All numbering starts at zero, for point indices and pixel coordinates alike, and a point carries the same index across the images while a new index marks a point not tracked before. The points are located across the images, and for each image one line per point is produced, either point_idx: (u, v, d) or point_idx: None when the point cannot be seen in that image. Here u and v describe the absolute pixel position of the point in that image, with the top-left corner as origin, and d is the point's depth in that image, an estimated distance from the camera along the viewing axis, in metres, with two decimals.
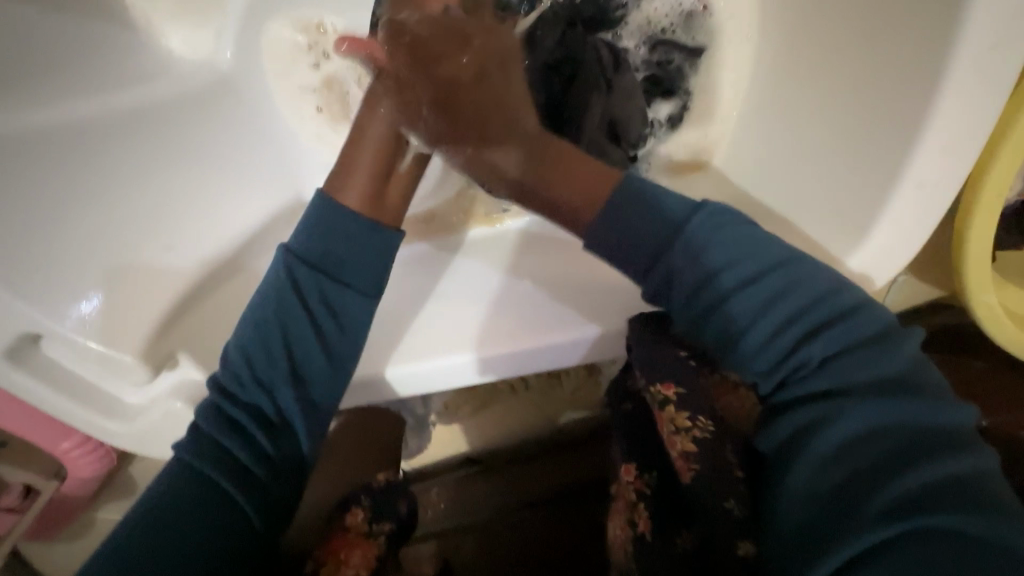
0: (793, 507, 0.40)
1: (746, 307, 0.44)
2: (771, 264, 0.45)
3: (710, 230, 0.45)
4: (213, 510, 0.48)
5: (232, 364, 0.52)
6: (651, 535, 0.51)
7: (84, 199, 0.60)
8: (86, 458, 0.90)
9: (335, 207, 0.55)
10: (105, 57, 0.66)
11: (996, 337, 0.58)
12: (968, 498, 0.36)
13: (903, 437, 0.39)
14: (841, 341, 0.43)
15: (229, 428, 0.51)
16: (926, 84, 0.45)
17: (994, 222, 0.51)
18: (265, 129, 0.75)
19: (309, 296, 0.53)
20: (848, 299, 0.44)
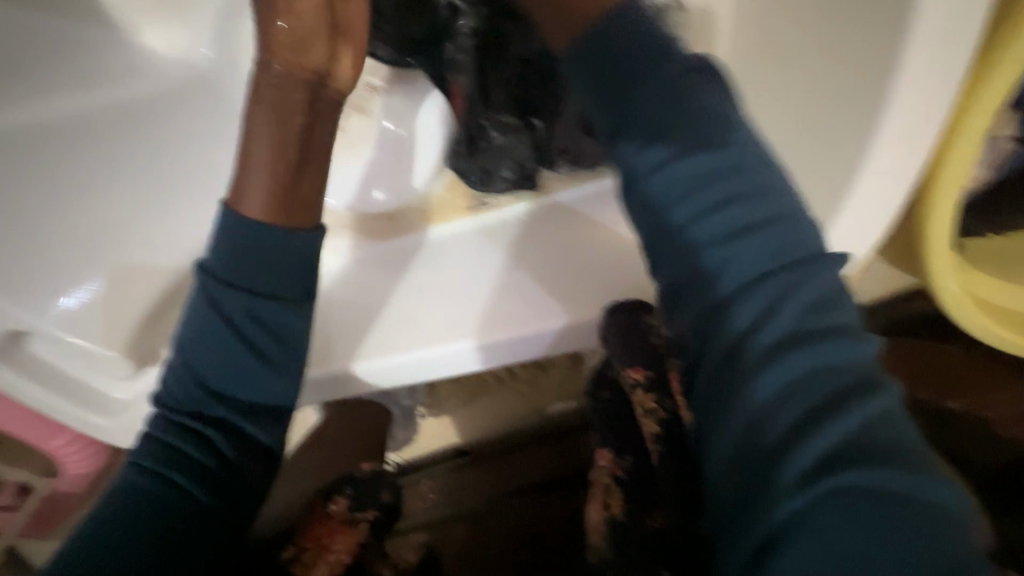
0: (722, 459, 0.36)
1: (747, 252, 0.38)
2: (770, 236, 0.38)
3: (672, 146, 0.41)
4: (175, 504, 0.49)
5: (176, 379, 0.53)
6: (625, 516, 0.54)
7: (65, 198, 0.60)
8: (77, 455, 0.90)
9: (243, 219, 0.50)
10: (82, 55, 0.66)
11: (958, 319, 0.60)
12: (880, 457, 0.33)
13: (831, 389, 0.35)
14: (786, 286, 0.37)
15: (187, 435, 0.52)
16: (885, 76, 0.46)
17: (954, 207, 0.52)
18: (245, 124, 0.74)
19: (234, 317, 0.51)
20: (796, 241, 0.39)
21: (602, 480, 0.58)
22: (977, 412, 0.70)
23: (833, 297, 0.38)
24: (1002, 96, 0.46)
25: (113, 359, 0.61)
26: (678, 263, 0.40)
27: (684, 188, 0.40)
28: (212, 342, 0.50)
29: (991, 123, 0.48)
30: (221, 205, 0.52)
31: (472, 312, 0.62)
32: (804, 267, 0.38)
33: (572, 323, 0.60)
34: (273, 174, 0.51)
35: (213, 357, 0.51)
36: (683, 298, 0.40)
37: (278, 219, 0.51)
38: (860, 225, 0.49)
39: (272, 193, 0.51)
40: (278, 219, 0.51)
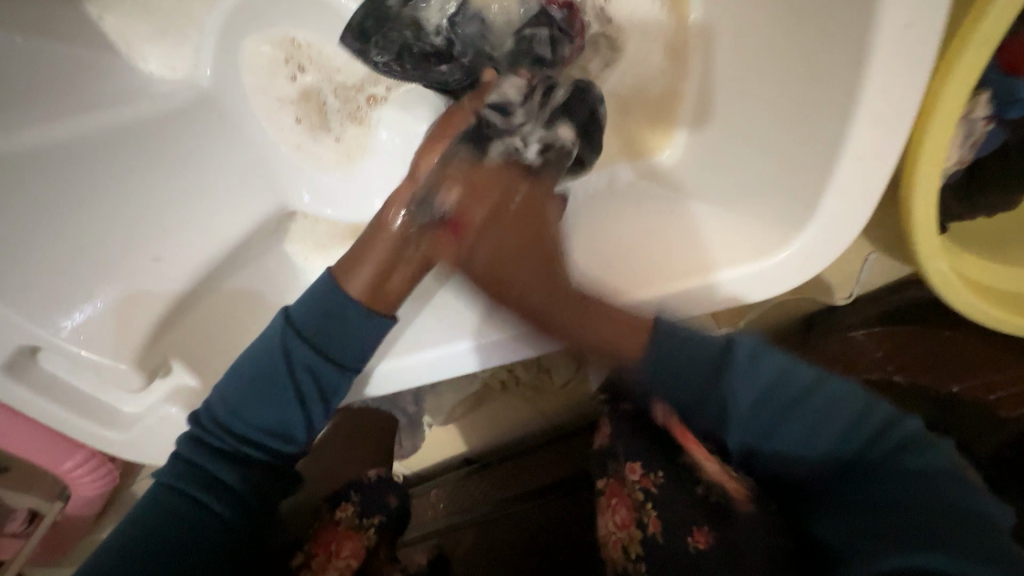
0: (834, 557, 0.47)
1: (747, 395, 0.52)
2: (775, 379, 0.52)
3: (715, 360, 0.53)
4: (198, 519, 0.56)
5: (217, 409, 0.58)
6: (662, 537, 0.56)
7: (74, 214, 0.62)
8: (87, 478, 0.91)
9: (343, 293, 0.58)
10: (90, 80, 0.69)
11: (947, 297, 0.60)
12: (960, 523, 0.43)
13: (865, 480, 0.49)
14: (814, 419, 0.51)
15: (215, 452, 0.57)
16: (855, 63, 0.48)
17: (936, 183, 0.53)
18: (247, 144, 0.78)
19: (300, 371, 0.58)
20: (807, 377, 0.52)
21: (634, 494, 0.59)
22: (975, 393, 0.71)
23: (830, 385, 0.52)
24: (970, 80, 0.48)
25: (124, 372, 0.62)
26: (699, 373, 0.53)
27: (704, 373, 0.53)
28: (271, 380, 0.57)
29: (964, 105, 0.49)
30: (327, 273, 0.60)
31: (472, 313, 0.62)
32: (815, 385, 0.51)
33: None
34: (375, 275, 0.60)
35: (268, 399, 0.57)
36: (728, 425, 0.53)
37: (369, 301, 0.59)
38: (841, 209, 0.51)
39: (376, 276, 0.60)
40: (369, 300, 0.59)
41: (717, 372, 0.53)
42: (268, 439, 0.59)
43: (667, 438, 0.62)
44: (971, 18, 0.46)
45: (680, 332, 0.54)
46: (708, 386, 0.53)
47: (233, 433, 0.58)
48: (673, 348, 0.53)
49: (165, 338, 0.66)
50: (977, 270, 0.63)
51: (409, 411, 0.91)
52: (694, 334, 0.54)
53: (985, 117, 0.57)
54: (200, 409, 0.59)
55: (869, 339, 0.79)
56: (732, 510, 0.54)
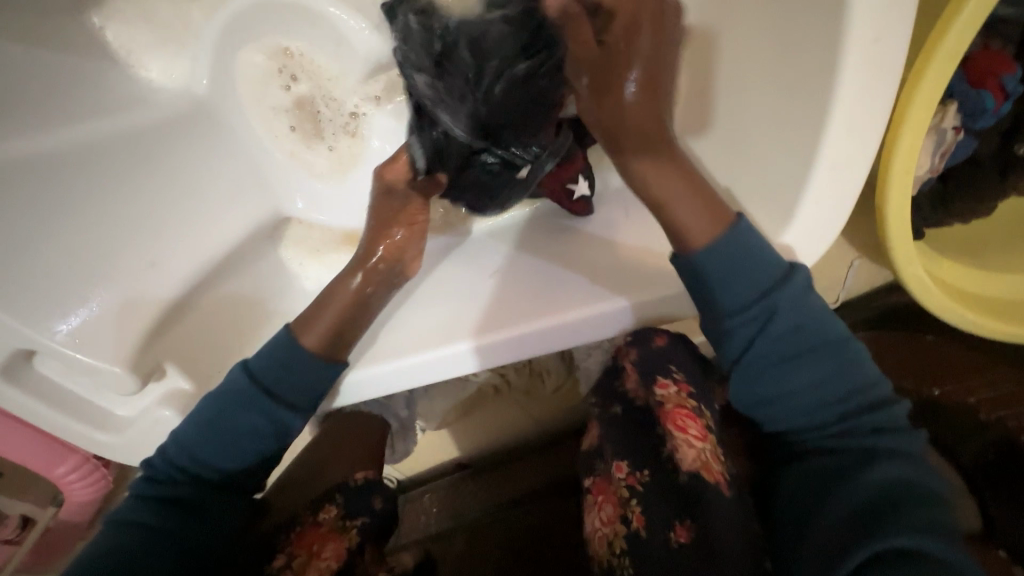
0: (819, 527, 0.48)
1: (776, 353, 0.52)
2: (812, 337, 0.52)
3: (782, 299, 0.51)
4: (147, 539, 0.58)
5: (177, 444, 0.62)
6: (646, 532, 0.54)
7: (71, 218, 0.63)
8: (81, 483, 0.91)
9: (296, 343, 0.63)
10: (88, 87, 0.70)
11: (924, 303, 0.62)
12: (918, 495, 0.47)
13: (849, 444, 0.51)
14: (825, 384, 0.52)
15: (174, 482, 0.62)
16: (826, 75, 0.49)
17: (908, 191, 0.54)
18: (241, 152, 0.79)
19: (254, 411, 0.61)
20: (837, 340, 0.53)
21: (619, 491, 0.58)
22: (958, 396, 0.71)
23: (856, 359, 0.53)
24: (937, 92, 0.50)
25: (117, 375, 0.63)
26: (751, 309, 0.52)
27: (755, 305, 0.52)
28: (223, 419, 0.61)
29: (932, 116, 0.51)
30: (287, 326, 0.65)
31: (458, 319, 0.64)
32: (844, 355, 0.53)
33: (578, 317, 0.59)
34: (336, 321, 0.64)
35: (227, 441, 0.61)
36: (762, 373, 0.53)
37: (323, 353, 0.63)
38: (818, 216, 0.52)
39: (335, 327, 0.64)
40: (321, 351, 0.63)
41: (768, 309, 0.52)
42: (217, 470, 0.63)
43: (649, 431, 0.60)
44: (938, 33, 0.48)
45: (750, 256, 0.51)
46: (762, 322, 0.52)
47: (187, 469, 0.62)
48: (724, 275, 0.52)
49: (160, 342, 0.67)
50: (951, 276, 0.65)
51: (400, 415, 0.91)
52: (769, 260, 0.51)
53: (955, 127, 0.59)
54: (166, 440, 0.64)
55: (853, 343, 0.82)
56: (698, 496, 0.52)
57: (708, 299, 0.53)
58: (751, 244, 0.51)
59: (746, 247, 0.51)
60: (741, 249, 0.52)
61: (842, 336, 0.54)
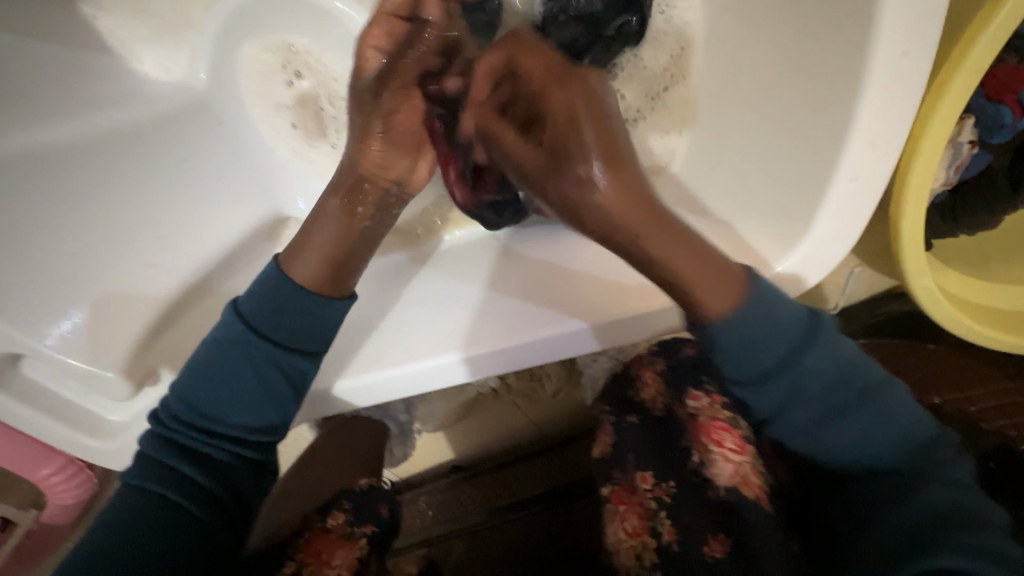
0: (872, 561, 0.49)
1: (810, 413, 0.51)
2: (840, 379, 0.50)
3: (809, 354, 0.49)
4: (161, 518, 0.53)
5: (175, 403, 0.57)
6: (678, 545, 0.54)
7: (63, 218, 0.61)
8: (64, 486, 0.88)
9: (289, 282, 0.57)
10: (82, 79, 0.67)
11: (932, 315, 0.62)
12: (974, 521, 0.48)
13: (897, 475, 0.52)
14: (865, 429, 0.51)
15: (186, 453, 0.56)
16: (850, 87, 0.49)
17: (924, 204, 0.55)
18: (241, 149, 0.77)
19: (260, 360, 0.56)
20: (860, 377, 0.51)
21: (646, 504, 0.58)
22: (956, 405, 0.72)
23: (885, 386, 0.52)
24: (958, 105, 0.50)
25: (112, 380, 0.60)
26: (779, 372, 0.49)
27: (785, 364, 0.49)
28: (227, 366, 0.56)
29: (952, 129, 0.51)
30: (273, 260, 0.59)
31: (463, 325, 0.62)
32: (871, 387, 0.51)
33: (564, 332, 0.59)
34: (323, 256, 0.59)
35: (240, 396, 0.57)
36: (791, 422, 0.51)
37: (321, 289, 0.58)
38: (837, 228, 0.52)
39: (325, 263, 0.58)
40: (314, 284, 0.58)
41: (795, 369, 0.49)
42: (233, 434, 0.57)
43: (676, 439, 0.60)
44: (959, 49, 0.49)
45: (774, 316, 0.48)
46: (790, 381, 0.49)
47: (201, 429, 0.56)
48: (749, 345, 0.47)
49: (156, 345, 0.64)
50: (959, 288, 0.66)
51: (399, 419, 0.91)
52: (789, 317, 0.48)
53: (972, 141, 0.60)
54: (161, 403, 0.58)
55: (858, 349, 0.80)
56: (734, 509, 0.53)
57: (734, 364, 0.49)
58: (773, 303, 0.48)
59: (770, 306, 0.48)
60: (767, 311, 0.48)
61: (868, 371, 0.52)
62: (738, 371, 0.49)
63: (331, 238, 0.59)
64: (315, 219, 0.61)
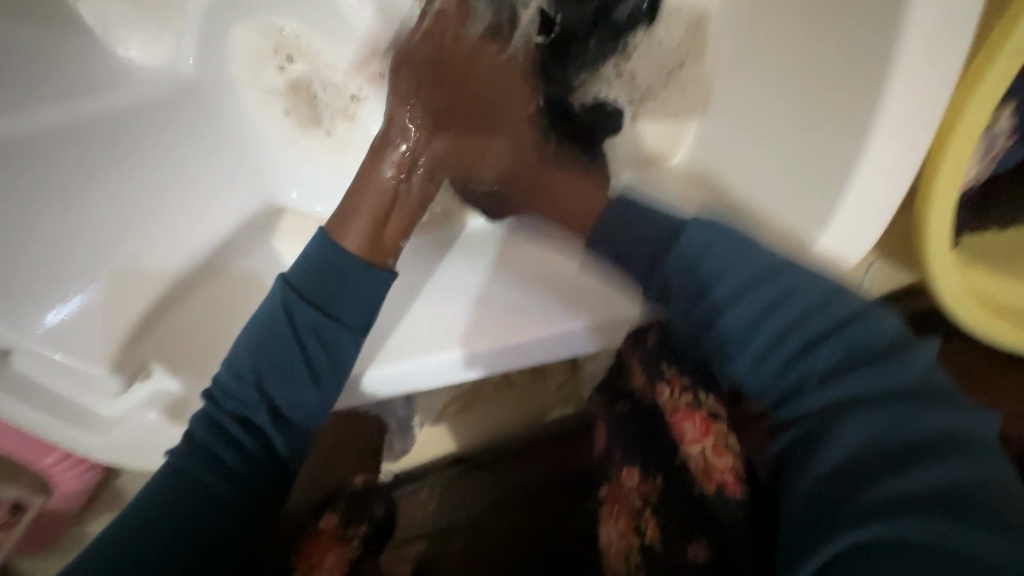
0: (794, 511, 0.40)
1: (748, 310, 0.45)
2: (776, 293, 0.45)
3: (728, 259, 0.46)
4: (183, 501, 0.50)
5: (225, 380, 0.53)
6: (658, 546, 0.51)
7: (45, 204, 0.60)
8: (70, 472, 0.87)
9: (340, 248, 0.55)
10: (63, 67, 0.65)
11: (954, 311, 0.60)
12: (930, 454, 0.38)
13: (836, 396, 0.42)
14: (799, 320, 0.45)
15: (226, 435, 0.52)
16: (877, 71, 0.46)
17: (952, 198, 0.51)
18: (231, 136, 0.74)
19: (303, 333, 0.53)
20: (805, 294, 0.45)
21: (631, 501, 0.56)
22: None
23: (838, 302, 0.45)
24: (1000, 85, 0.46)
25: (102, 376, 0.59)
26: (687, 286, 0.47)
27: (709, 268, 0.46)
28: (277, 342, 0.52)
29: (991, 113, 0.47)
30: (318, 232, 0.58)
31: (460, 320, 0.60)
32: (820, 302, 0.44)
33: (586, 325, 0.58)
34: (371, 223, 0.58)
35: (284, 366, 0.52)
36: (712, 339, 0.46)
37: (365, 256, 0.56)
38: (860, 227, 0.48)
39: (371, 226, 0.58)
40: (369, 257, 0.57)
41: (719, 272, 0.46)
42: (282, 411, 0.53)
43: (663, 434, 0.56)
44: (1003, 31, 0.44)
45: (645, 226, 0.51)
46: (696, 285, 0.46)
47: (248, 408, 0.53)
48: (629, 232, 0.51)
49: (149, 339, 0.63)
50: (986, 285, 0.63)
51: (400, 413, 0.87)
52: (706, 227, 0.48)
53: (1010, 131, 0.56)
54: (213, 381, 0.55)
55: None
56: (703, 506, 0.50)
57: (643, 257, 0.50)
58: (658, 218, 0.51)
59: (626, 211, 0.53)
60: (632, 224, 0.51)
61: (820, 288, 0.45)
62: (653, 272, 0.49)
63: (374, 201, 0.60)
64: (361, 184, 0.61)
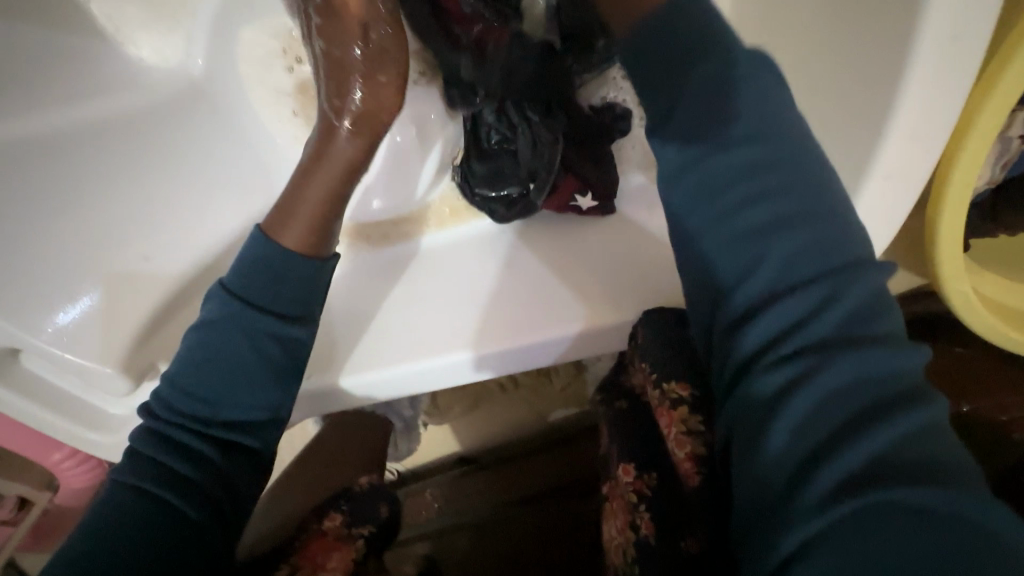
0: (748, 492, 0.35)
1: (751, 208, 0.39)
2: (781, 195, 0.39)
3: (753, 136, 0.40)
4: (141, 517, 0.48)
5: (166, 393, 0.53)
6: (655, 540, 0.52)
7: (56, 204, 0.60)
8: (76, 470, 0.88)
9: (278, 248, 0.53)
10: (73, 70, 0.66)
11: (966, 317, 0.59)
12: (873, 414, 0.33)
13: (787, 346, 0.36)
14: (792, 229, 0.38)
15: (173, 445, 0.52)
16: (891, 76, 0.45)
17: (964, 200, 0.51)
18: (238, 136, 0.75)
19: (245, 336, 0.52)
20: (800, 205, 0.39)
21: (627, 497, 0.56)
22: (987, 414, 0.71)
23: (825, 218, 0.38)
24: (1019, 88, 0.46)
25: (110, 377, 0.59)
26: (708, 177, 0.40)
27: (727, 155, 0.40)
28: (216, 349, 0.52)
29: (1004, 121, 0.47)
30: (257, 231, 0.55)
31: (466, 322, 0.60)
32: (816, 216, 0.38)
33: (599, 327, 0.58)
34: (314, 218, 0.55)
35: (233, 372, 0.52)
36: (707, 242, 0.40)
37: (308, 250, 0.54)
38: (867, 232, 0.48)
39: (317, 221, 0.55)
40: (312, 252, 0.54)
41: (724, 167, 0.40)
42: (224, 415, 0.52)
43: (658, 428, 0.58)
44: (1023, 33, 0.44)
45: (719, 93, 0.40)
46: (705, 180, 0.40)
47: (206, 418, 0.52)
48: (688, 118, 0.41)
49: (153, 339, 0.63)
50: (995, 292, 0.62)
51: (404, 415, 0.88)
52: (731, 104, 0.40)
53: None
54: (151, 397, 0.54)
55: None
56: None
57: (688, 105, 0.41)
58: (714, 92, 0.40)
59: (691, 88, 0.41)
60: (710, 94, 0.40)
61: (817, 203, 0.39)
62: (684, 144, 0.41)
63: (324, 194, 0.55)
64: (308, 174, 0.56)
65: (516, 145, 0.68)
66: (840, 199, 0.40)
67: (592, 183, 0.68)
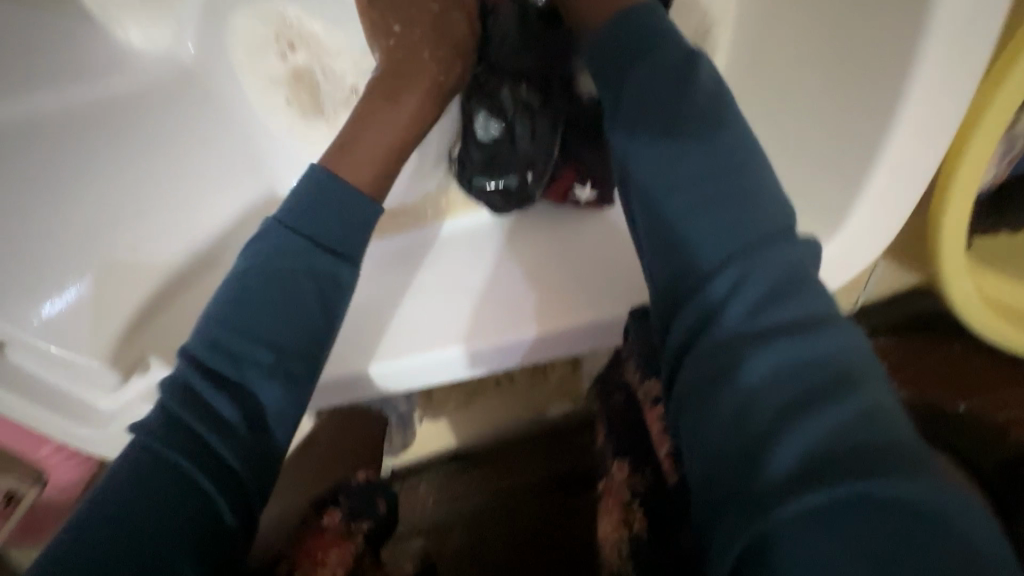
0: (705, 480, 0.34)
1: (694, 190, 0.40)
2: (719, 179, 0.39)
3: (695, 121, 0.41)
4: (160, 511, 0.40)
5: (216, 339, 0.45)
6: (647, 537, 0.51)
7: (40, 192, 0.59)
8: (65, 465, 0.86)
9: (332, 180, 0.50)
10: (57, 54, 0.64)
11: (963, 316, 0.59)
12: (823, 395, 0.32)
13: (737, 325, 0.35)
14: (733, 211, 0.39)
15: (208, 415, 0.43)
16: (898, 67, 0.44)
17: (969, 199, 0.51)
18: (231, 125, 0.72)
19: (304, 270, 0.47)
20: (744, 187, 0.39)
21: (622, 495, 0.55)
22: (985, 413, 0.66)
23: (762, 199, 0.39)
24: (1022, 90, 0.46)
25: (98, 370, 0.57)
26: (649, 166, 0.41)
27: (675, 144, 0.41)
28: (272, 285, 0.46)
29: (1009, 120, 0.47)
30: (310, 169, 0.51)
31: (461, 316, 0.59)
32: (755, 196, 0.39)
33: (599, 321, 0.57)
34: (375, 175, 0.55)
35: (289, 313, 0.46)
36: (658, 229, 0.41)
37: (369, 199, 0.54)
38: (871, 226, 0.48)
39: (378, 178, 0.55)
40: (375, 199, 0.54)
41: (670, 154, 0.41)
42: (278, 368, 0.45)
43: None
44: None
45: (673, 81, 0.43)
46: (654, 167, 0.41)
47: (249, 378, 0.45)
48: (641, 99, 0.43)
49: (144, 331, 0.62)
50: (997, 290, 0.62)
51: (399, 409, 0.86)
52: (675, 97, 0.42)
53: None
54: (190, 347, 0.45)
55: (881, 348, 0.78)
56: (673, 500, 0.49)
57: (644, 98, 0.43)
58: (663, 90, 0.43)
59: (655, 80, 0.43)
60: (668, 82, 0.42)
61: (757, 185, 0.40)
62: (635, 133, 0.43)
63: (381, 155, 0.56)
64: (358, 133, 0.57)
65: (515, 130, 0.65)
66: (776, 190, 0.40)
67: (593, 171, 0.67)
